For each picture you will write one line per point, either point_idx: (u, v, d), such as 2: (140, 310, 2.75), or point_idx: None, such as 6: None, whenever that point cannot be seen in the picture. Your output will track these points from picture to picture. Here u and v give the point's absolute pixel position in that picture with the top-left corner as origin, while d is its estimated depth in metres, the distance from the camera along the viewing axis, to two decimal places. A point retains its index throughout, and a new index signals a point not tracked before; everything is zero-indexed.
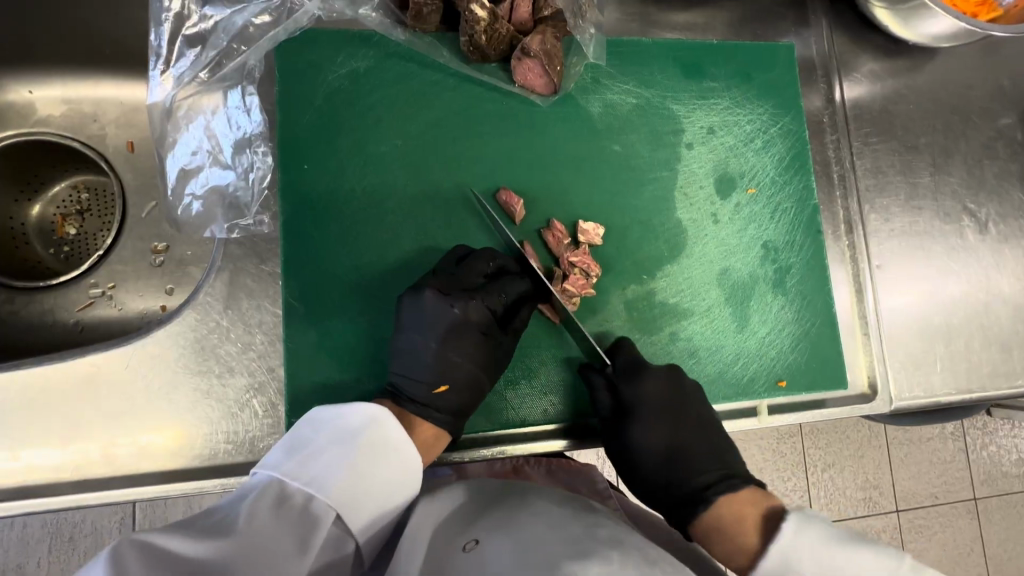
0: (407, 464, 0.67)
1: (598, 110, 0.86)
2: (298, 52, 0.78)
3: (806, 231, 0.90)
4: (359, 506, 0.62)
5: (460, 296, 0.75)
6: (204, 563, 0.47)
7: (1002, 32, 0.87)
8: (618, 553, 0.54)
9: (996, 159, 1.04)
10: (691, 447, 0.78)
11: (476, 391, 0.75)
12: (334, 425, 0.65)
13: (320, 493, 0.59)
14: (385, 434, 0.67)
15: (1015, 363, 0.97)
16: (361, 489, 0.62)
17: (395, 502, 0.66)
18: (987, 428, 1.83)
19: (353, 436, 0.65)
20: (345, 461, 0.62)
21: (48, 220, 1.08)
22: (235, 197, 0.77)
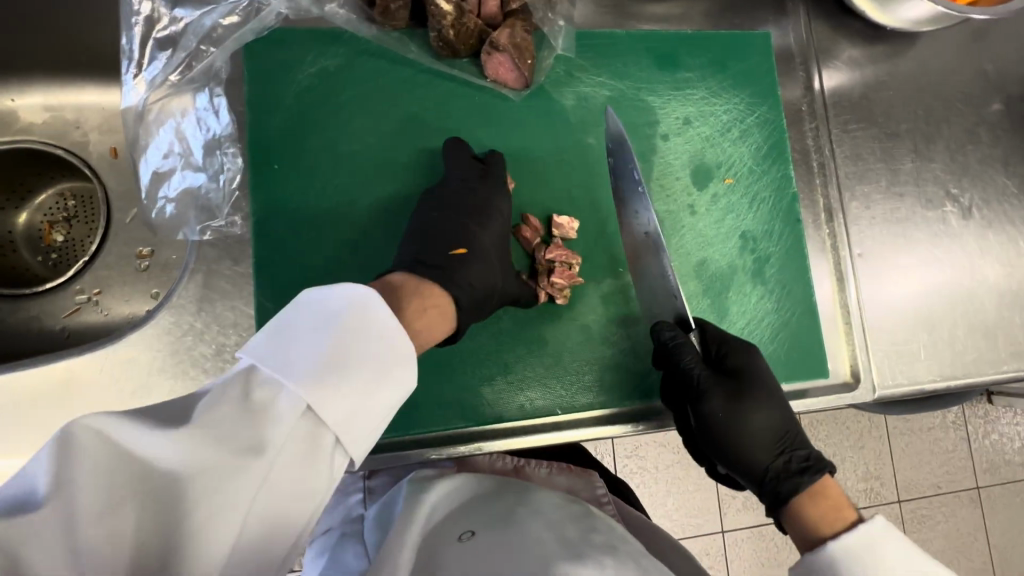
0: (402, 350, 0.58)
1: (572, 104, 0.85)
2: (266, 52, 0.77)
3: (785, 220, 0.90)
4: (338, 398, 0.52)
5: (477, 180, 0.77)
6: (147, 460, 0.44)
7: (979, 13, 0.86)
8: (611, 560, 0.61)
9: (980, 145, 1.02)
10: (785, 421, 0.80)
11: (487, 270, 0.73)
12: (316, 308, 0.56)
13: (290, 382, 0.50)
14: (369, 321, 0.57)
15: (1000, 349, 0.97)
16: (338, 378, 0.53)
17: (389, 396, 0.57)
18: (988, 417, 1.81)
19: (336, 320, 0.56)
20: (320, 347, 0.53)
21: (35, 227, 1.09)
22: (207, 200, 0.77)
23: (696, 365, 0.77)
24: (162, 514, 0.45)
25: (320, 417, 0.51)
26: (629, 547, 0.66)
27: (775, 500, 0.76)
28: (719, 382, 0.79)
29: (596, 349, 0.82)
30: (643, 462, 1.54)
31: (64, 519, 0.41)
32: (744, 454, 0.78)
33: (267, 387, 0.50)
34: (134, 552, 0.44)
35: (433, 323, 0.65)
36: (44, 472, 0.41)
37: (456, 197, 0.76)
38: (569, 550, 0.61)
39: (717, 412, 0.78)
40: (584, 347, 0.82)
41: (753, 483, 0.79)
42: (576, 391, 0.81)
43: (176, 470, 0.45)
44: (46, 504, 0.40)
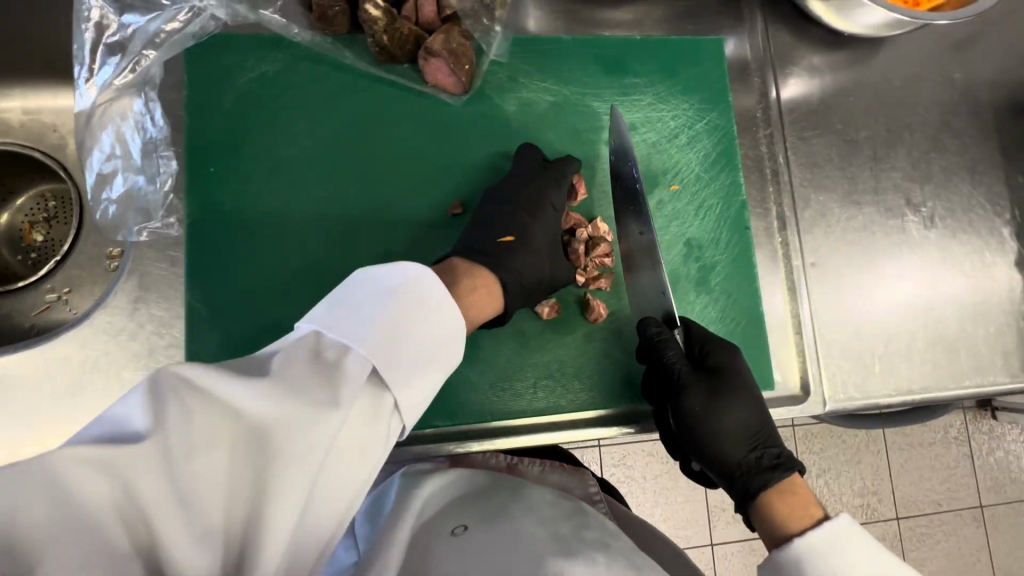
0: (455, 325, 0.61)
1: (514, 110, 0.85)
2: (206, 57, 0.79)
3: (732, 228, 0.88)
4: (399, 364, 0.53)
5: (540, 172, 0.80)
6: (225, 408, 0.43)
7: (939, 20, 0.86)
8: (604, 556, 0.59)
9: (945, 153, 1.00)
10: (763, 420, 0.79)
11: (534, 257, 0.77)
12: (370, 282, 0.58)
13: (357, 344, 0.51)
14: (423, 295, 0.59)
15: (960, 364, 0.94)
16: (397, 345, 0.54)
17: (440, 366, 0.59)
18: (992, 433, 1.75)
19: (393, 292, 0.57)
20: (380, 315, 0.55)
21: (15, 227, 1.12)
22: (144, 202, 0.79)
23: (677, 356, 0.76)
24: (247, 467, 0.43)
25: (382, 381, 0.52)
26: (620, 544, 0.64)
27: (744, 497, 0.74)
28: (698, 378, 0.79)
29: (530, 356, 0.81)
30: (624, 472, 1.52)
31: (155, 456, 0.39)
32: (717, 450, 0.77)
33: (334, 348, 0.51)
34: (213, 508, 0.41)
35: (484, 305, 0.70)
36: (140, 408, 0.40)
37: (520, 186, 0.79)
38: (561, 547, 0.60)
39: (693, 407, 0.78)
40: (519, 353, 0.81)
41: (725, 481, 0.78)
42: (509, 398, 0.80)
43: (259, 421, 0.43)
44: (138, 439, 0.39)
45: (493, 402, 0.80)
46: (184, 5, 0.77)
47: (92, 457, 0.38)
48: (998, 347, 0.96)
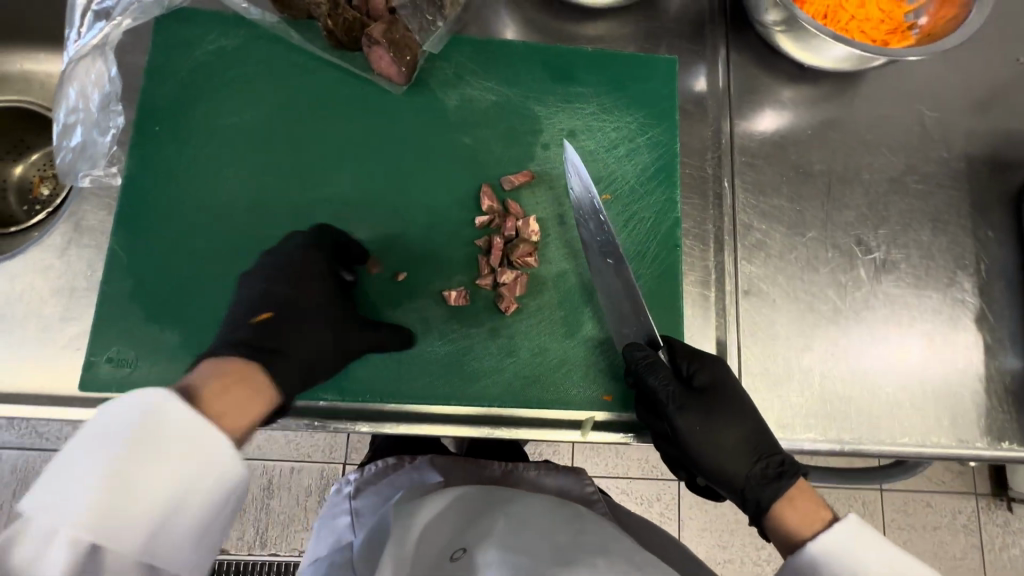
0: (223, 456, 0.56)
1: (453, 104, 0.88)
2: (173, 28, 0.85)
3: (662, 243, 0.87)
4: (137, 520, 0.52)
5: (312, 246, 0.76)
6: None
7: (909, 53, 0.84)
8: (603, 562, 0.66)
9: (905, 197, 0.96)
10: (759, 430, 0.77)
11: (296, 333, 0.70)
12: (94, 430, 0.53)
13: (66, 523, 0.49)
14: (159, 431, 0.54)
15: (903, 422, 0.88)
16: (127, 503, 0.52)
17: (215, 490, 0.56)
18: (1008, 526, 1.59)
19: (125, 448, 0.53)
20: (94, 477, 0.51)
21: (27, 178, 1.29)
22: (90, 150, 0.84)
23: (663, 379, 0.75)
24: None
25: (128, 550, 0.52)
26: (619, 547, 0.72)
27: (756, 512, 0.73)
28: (689, 395, 0.78)
29: (431, 344, 0.81)
30: None
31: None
32: (718, 468, 0.76)
33: (32, 542, 0.50)
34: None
35: (246, 407, 0.59)
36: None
37: (286, 267, 0.75)
38: (562, 559, 0.67)
39: (689, 426, 0.77)
40: (421, 339, 0.81)
41: (733, 496, 0.77)
42: (404, 382, 0.80)
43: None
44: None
45: (388, 384, 0.80)
46: None
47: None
48: (945, 408, 0.89)
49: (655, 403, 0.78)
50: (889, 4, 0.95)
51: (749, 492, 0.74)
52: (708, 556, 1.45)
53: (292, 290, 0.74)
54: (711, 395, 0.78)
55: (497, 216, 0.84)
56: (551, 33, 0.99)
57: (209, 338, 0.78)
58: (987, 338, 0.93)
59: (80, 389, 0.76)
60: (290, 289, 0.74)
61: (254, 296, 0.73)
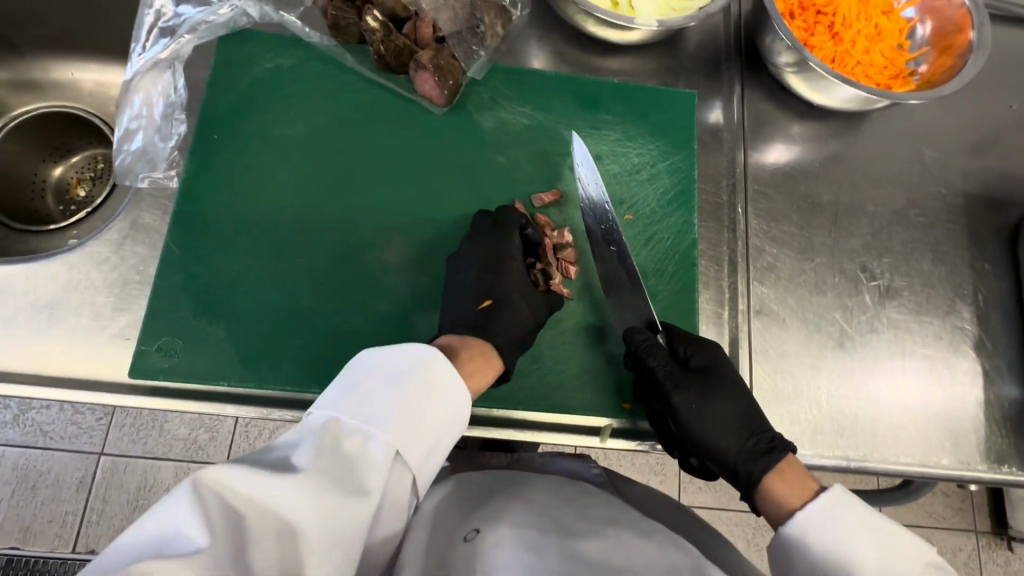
0: (461, 399, 0.69)
1: (489, 125, 0.94)
2: (234, 47, 0.93)
3: (680, 263, 0.92)
4: (415, 443, 0.63)
5: (487, 235, 0.85)
6: (293, 521, 0.51)
7: (911, 98, 0.92)
8: (614, 530, 0.69)
9: (908, 229, 1.02)
10: (751, 410, 0.82)
11: (518, 321, 0.81)
12: (380, 369, 0.66)
13: (375, 432, 0.60)
14: (435, 374, 0.68)
15: (908, 443, 0.92)
16: (413, 428, 0.63)
17: (447, 432, 0.68)
18: (1006, 565, 1.61)
19: (405, 377, 0.66)
20: (397, 400, 0.63)
21: (72, 181, 1.46)
22: (152, 154, 0.90)
23: (660, 358, 0.80)
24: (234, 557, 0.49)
25: (403, 458, 0.61)
26: (629, 517, 0.74)
27: (748, 485, 0.77)
28: (685, 375, 0.82)
29: None
30: None
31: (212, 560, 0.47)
32: (711, 444, 0.80)
33: (353, 438, 0.59)
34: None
35: (485, 376, 0.74)
36: (196, 521, 0.48)
37: (485, 252, 0.83)
38: (567, 531, 0.68)
39: (685, 403, 0.81)
40: None
41: (725, 472, 0.80)
42: None
43: (286, 515, 0.51)
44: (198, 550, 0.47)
45: None
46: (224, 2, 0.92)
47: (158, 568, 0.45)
48: (946, 431, 0.93)
49: (653, 383, 0.82)
50: (891, 52, 1.03)
51: (741, 466, 0.78)
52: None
53: (500, 277, 0.84)
54: (706, 375, 0.83)
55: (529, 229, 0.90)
56: (580, 65, 1.07)
57: (252, 333, 0.82)
58: (985, 367, 0.97)
59: (129, 376, 0.80)
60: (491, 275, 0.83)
61: (476, 283, 0.82)
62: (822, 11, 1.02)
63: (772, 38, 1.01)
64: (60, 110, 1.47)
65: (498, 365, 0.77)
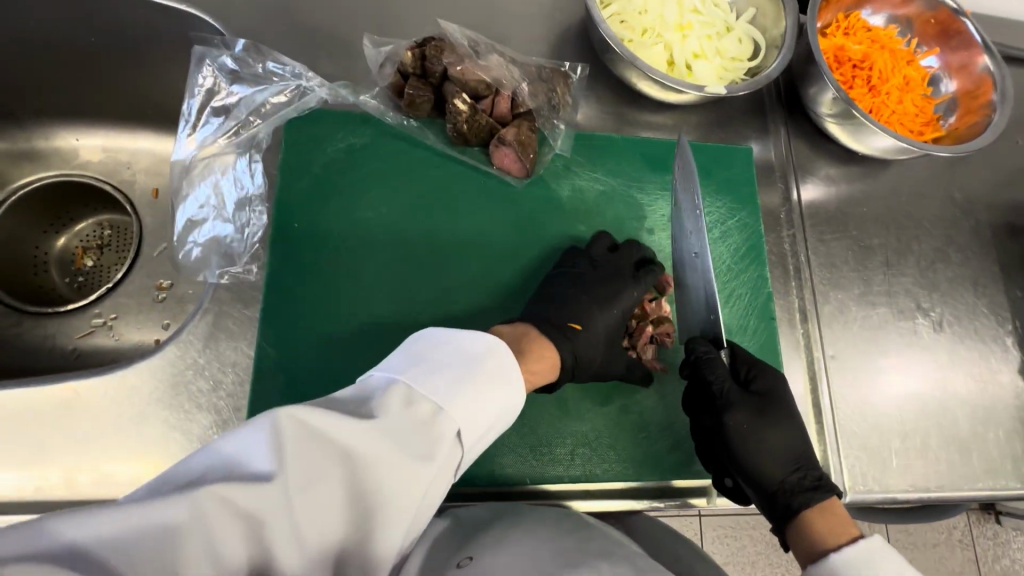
0: (517, 393, 0.71)
1: (566, 194, 0.95)
2: (303, 129, 0.90)
3: (760, 317, 0.96)
4: (475, 423, 0.64)
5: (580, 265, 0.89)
6: (359, 463, 0.52)
7: (940, 151, 0.98)
8: (607, 563, 0.62)
9: (950, 264, 1.10)
10: (800, 443, 0.81)
11: (597, 348, 0.84)
12: (450, 346, 0.69)
13: (444, 406, 0.62)
14: (499, 363, 0.70)
15: (974, 467, 0.98)
16: (477, 409, 0.65)
17: (503, 420, 0.70)
18: (996, 538, 1.74)
19: (470, 357, 0.69)
20: (465, 380, 0.65)
21: (69, 252, 1.28)
22: (230, 248, 0.87)
23: (722, 377, 0.81)
24: (298, 488, 0.49)
25: (459, 432, 0.63)
26: (624, 551, 0.67)
27: (785, 515, 0.75)
28: (744, 395, 0.83)
29: (567, 423, 0.85)
30: None
31: (283, 482, 0.48)
32: (758, 467, 0.79)
33: (421, 403, 0.61)
34: (302, 522, 0.49)
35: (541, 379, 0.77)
36: (268, 448, 0.49)
37: (579, 281, 0.86)
38: (566, 560, 0.62)
39: (739, 426, 0.80)
40: (559, 419, 0.85)
41: (763, 499, 0.79)
42: (548, 463, 0.83)
43: (355, 457, 0.52)
44: (273, 470, 0.48)
45: (531, 467, 0.83)
46: (292, 83, 0.90)
47: (232, 485, 0.46)
48: (1007, 452, 1.00)
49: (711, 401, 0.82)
50: (920, 101, 1.10)
51: (782, 496, 0.76)
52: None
53: (600, 309, 0.87)
54: (764, 403, 0.84)
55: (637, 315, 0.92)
56: (625, 113, 1.05)
57: None
58: None
59: None
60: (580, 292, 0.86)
61: (554, 298, 0.85)
62: (858, 65, 1.09)
63: (816, 89, 1.04)
64: (45, 173, 1.28)
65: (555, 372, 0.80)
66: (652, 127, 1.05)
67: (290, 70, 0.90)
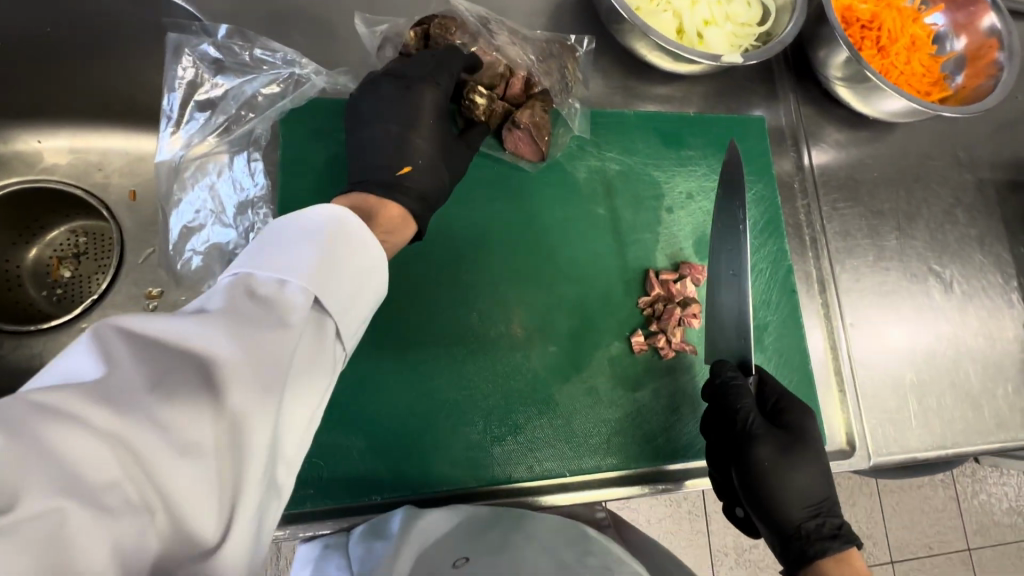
0: (377, 256, 0.61)
1: (583, 175, 0.92)
2: (300, 117, 0.83)
3: (781, 291, 0.96)
4: (336, 290, 0.55)
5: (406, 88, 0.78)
6: (211, 353, 0.43)
7: (952, 112, 0.97)
8: None
9: (957, 225, 1.11)
10: (825, 486, 0.79)
11: (439, 182, 0.77)
12: (291, 224, 0.57)
13: (293, 277, 0.52)
14: (349, 230, 0.59)
15: (986, 421, 1.01)
16: (336, 273, 0.55)
17: (370, 286, 0.60)
18: (975, 476, 1.83)
19: (317, 232, 0.56)
20: (312, 251, 0.55)
21: (43, 263, 1.19)
22: (234, 254, 0.82)
23: (748, 410, 0.78)
24: (151, 396, 0.42)
25: (323, 306, 0.54)
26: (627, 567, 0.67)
27: (799, 559, 0.74)
28: (771, 430, 0.80)
29: (600, 412, 0.84)
30: (638, 516, 1.53)
31: (117, 389, 0.41)
32: (780, 505, 0.77)
33: (264, 284, 0.51)
34: (174, 433, 0.42)
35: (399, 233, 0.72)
36: (93, 355, 0.41)
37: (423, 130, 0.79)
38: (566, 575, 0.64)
39: (764, 463, 0.78)
40: (591, 408, 0.84)
41: (778, 537, 0.77)
42: (583, 453, 0.82)
43: (200, 350, 0.43)
44: (101, 377, 0.41)
45: (568, 460, 0.82)
46: (285, 72, 0.84)
47: (57, 396, 0.38)
48: (1014, 404, 1.03)
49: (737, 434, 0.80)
50: (928, 60, 1.08)
51: (799, 538, 0.75)
52: (737, 545, 1.55)
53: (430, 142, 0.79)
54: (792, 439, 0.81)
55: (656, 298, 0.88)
56: (633, 85, 1.00)
57: (392, 434, 0.79)
58: None
59: None
60: (399, 126, 0.77)
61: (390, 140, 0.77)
62: (867, 26, 1.06)
63: (827, 52, 1.01)
64: (6, 179, 1.17)
65: (412, 228, 0.75)
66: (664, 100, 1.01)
67: (281, 58, 0.83)
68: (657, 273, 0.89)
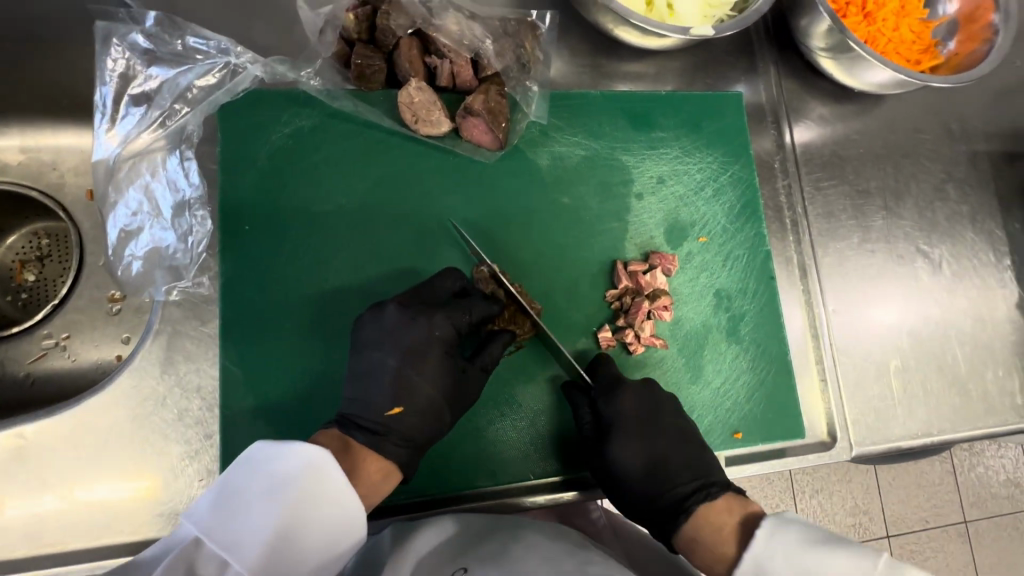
0: (352, 513, 0.59)
1: (546, 163, 0.86)
2: (241, 115, 0.79)
3: (758, 279, 0.91)
4: (283, 571, 0.54)
5: (424, 304, 0.75)
6: None
7: (944, 80, 0.89)
8: None
9: (947, 202, 1.06)
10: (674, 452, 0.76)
11: (436, 423, 0.72)
12: (266, 471, 0.56)
13: (238, 561, 0.52)
14: (322, 486, 0.57)
15: (973, 405, 0.98)
16: (289, 551, 0.54)
17: (338, 548, 0.58)
18: (974, 450, 1.80)
19: (288, 487, 0.56)
20: (269, 519, 0.54)
21: (5, 267, 1.12)
22: (174, 260, 0.77)
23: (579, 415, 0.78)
24: None
25: None
26: None
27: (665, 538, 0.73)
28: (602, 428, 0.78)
29: (567, 413, 0.80)
30: None
31: None
32: (629, 500, 0.76)
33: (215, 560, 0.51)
34: None
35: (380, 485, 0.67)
36: None
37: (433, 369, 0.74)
38: None
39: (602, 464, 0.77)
40: (556, 409, 0.80)
41: (650, 526, 0.76)
42: (549, 454, 0.79)
43: None
44: None
45: (528, 462, 0.78)
46: (219, 61, 0.78)
47: None
48: (1006, 389, 0.99)
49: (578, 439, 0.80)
50: (919, 25, 1.00)
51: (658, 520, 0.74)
52: None
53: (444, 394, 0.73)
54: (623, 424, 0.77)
55: (629, 292, 0.83)
56: (601, 64, 0.94)
57: None
58: None
59: None
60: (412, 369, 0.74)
61: (397, 378, 0.73)
62: None
63: (808, 22, 0.94)
64: None
65: (397, 477, 0.70)
66: (634, 79, 0.95)
67: (215, 46, 0.78)
68: (626, 264, 0.85)
